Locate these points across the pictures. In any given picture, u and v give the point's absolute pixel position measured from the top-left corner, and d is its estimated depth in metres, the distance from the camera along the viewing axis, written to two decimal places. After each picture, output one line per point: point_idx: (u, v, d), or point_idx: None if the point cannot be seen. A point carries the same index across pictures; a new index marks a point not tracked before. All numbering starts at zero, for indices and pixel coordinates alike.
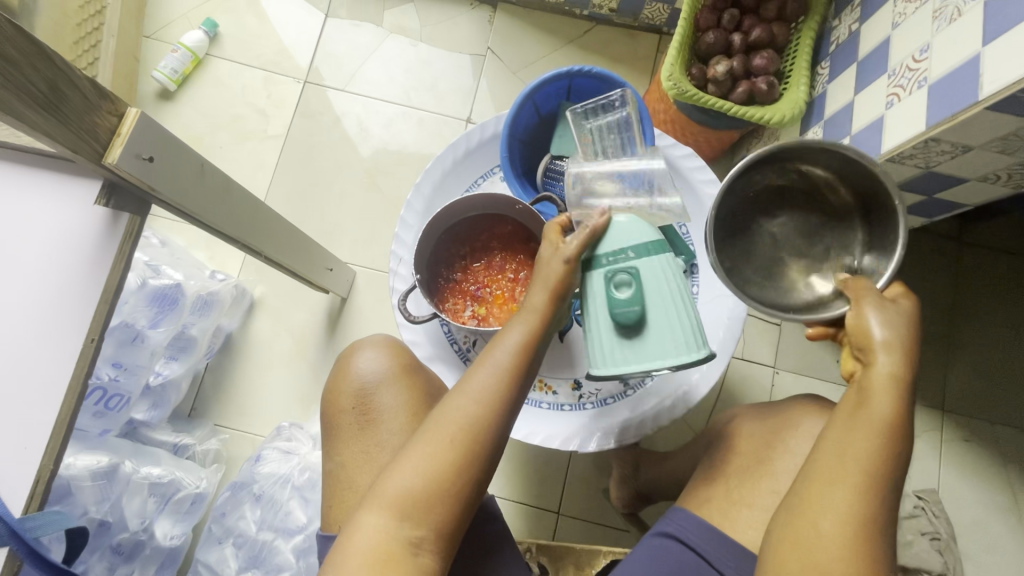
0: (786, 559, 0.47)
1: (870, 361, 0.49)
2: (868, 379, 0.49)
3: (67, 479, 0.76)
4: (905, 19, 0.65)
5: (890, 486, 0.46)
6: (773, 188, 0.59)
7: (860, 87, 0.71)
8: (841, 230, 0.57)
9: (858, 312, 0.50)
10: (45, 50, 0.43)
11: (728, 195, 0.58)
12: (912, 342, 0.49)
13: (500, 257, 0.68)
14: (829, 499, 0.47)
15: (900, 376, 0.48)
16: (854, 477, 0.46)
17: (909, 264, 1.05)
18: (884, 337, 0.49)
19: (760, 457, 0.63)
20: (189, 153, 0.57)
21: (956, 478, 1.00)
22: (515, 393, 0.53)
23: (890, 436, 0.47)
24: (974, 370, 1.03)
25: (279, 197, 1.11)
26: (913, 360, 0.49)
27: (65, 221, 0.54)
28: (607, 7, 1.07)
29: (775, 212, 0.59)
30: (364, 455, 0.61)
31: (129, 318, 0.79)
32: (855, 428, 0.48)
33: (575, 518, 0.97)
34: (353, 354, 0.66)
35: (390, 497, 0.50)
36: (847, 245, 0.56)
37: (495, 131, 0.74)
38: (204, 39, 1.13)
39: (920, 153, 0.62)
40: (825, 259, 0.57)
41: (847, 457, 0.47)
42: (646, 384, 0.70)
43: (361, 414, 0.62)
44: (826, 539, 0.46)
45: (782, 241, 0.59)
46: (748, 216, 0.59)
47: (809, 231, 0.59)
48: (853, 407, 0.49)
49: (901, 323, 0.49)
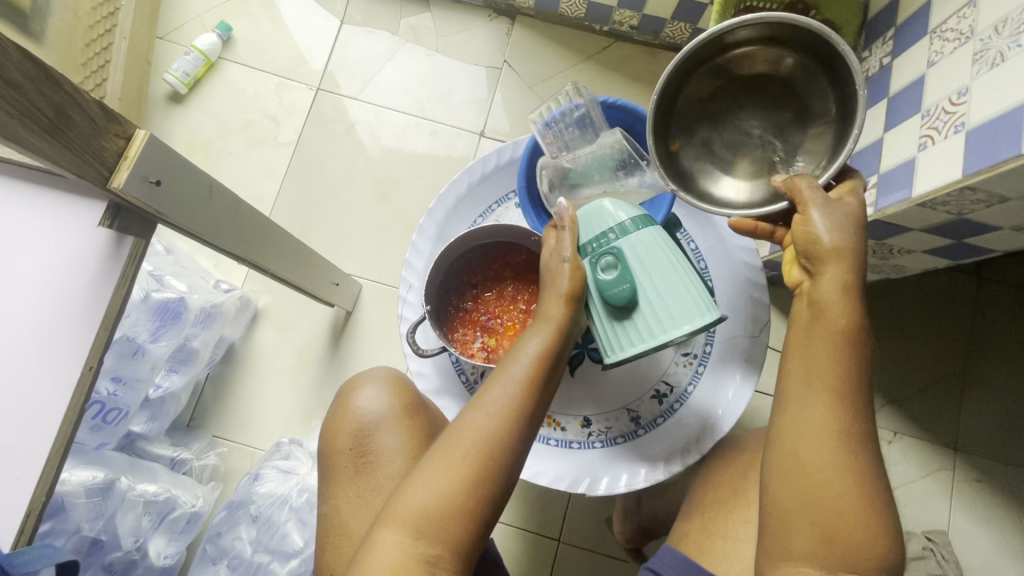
0: (784, 506, 0.48)
1: (820, 272, 0.49)
2: (818, 291, 0.49)
3: (61, 495, 0.74)
4: (942, 58, 0.63)
5: (858, 387, 0.47)
6: (744, 77, 0.57)
7: (890, 124, 0.68)
8: (818, 116, 0.55)
9: (803, 213, 0.49)
10: (51, 73, 0.41)
11: (688, 91, 0.57)
12: (861, 244, 0.49)
13: (512, 287, 0.66)
14: (804, 419, 0.48)
15: (848, 281, 0.48)
16: (824, 395, 0.47)
17: (926, 297, 1.01)
18: (831, 241, 0.48)
19: (737, 489, 0.61)
20: (197, 174, 0.55)
21: (966, 520, 0.97)
22: (532, 403, 0.53)
23: (849, 341, 0.47)
24: (989, 408, 0.99)
25: (286, 206, 1.09)
26: (861, 264, 0.48)
27: (67, 243, 0.52)
28: (628, 24, 1.05)
29: (748, 104, 0.58)
30: (360, 500, 0.60)
31: (129, 331, 0.77)
32: (814, 343, 0.48)
33: (575, 547, 0.95)
34: (352, 391, 0.64)
35: (407, 513, 0.49)
36: (818, 140, 0.54)
37: (512, 156, 0.72)
38: (218, 42, 1.12)
39: (953, 201, 0.59)
40: (802, 149, 0.55)
41: (813, 376, 0.48)
42: (658, 425, 0.68)
43: (359, 458, 0.61)
44: (809, 465, 0.47)
45: (756, 135, 0.57)
46: (718, 112, 0.58)
47: (785, 122, 0.57)
48: (810, 322, 0.49)
49: (845, 221, 0.49)
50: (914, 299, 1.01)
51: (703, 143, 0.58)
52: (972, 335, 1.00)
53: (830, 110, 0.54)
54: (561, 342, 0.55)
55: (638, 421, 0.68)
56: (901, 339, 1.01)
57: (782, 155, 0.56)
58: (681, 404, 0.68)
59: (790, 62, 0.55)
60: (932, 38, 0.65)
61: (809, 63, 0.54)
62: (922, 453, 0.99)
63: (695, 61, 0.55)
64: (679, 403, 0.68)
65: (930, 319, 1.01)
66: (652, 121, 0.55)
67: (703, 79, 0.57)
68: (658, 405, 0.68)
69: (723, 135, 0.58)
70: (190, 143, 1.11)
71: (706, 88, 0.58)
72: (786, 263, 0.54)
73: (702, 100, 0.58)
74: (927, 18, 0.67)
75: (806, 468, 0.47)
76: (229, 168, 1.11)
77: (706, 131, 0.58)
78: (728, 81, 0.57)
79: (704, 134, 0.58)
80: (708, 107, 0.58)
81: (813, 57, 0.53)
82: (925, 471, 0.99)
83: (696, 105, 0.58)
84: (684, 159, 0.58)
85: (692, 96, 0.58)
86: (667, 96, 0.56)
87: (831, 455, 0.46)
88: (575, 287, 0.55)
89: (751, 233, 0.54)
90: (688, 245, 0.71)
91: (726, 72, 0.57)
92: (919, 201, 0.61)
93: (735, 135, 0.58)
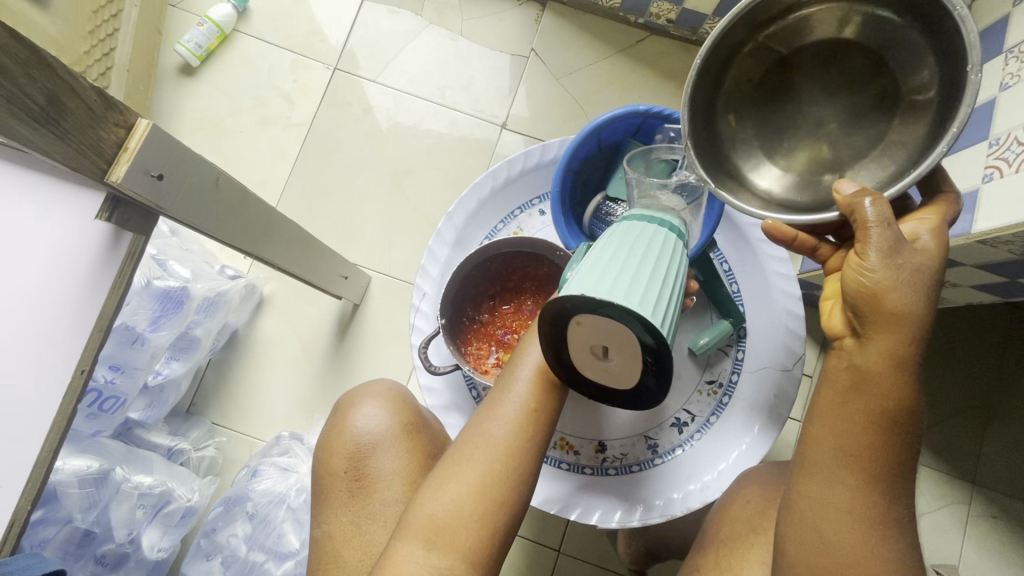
0: (799, 564, 0.46)
1: (868, 337, 0.41)
2: (863, 359, 0.42)
3: (54, 484, 0.73)
4: (1017, 82, 0.57)
5: (886, 462, 0.43)
6: (818, 47, 0.44)
7: (952, 148, 0.63)
8: (912, 102, 0.41)
9: (858, 252, 0.41)
10: (45, 57, 0.38)
11: (743, 62, 0.46)
12: (927, 307, 0.40)
13: (531, 301, 0.63)
14: (838, 494, 0.43)
15: (901, 354, 0.41)
16: (862, 474, 0.43)
17: (955, 325, 0.96)
18: (891, 301, 0.40)
19: (755, 526, 0.56)
20: (205, 165, 0.50)
21: (981, 556, 0.92)
22: (541, 409, 0.50)
23: (887, 420, 0.42)
24: (1013, 445, 0.93)
25: (295, 189, 1.05)
26: (920, 335, 0.41)
27: (60, 238, 0.49)
28: (665, 17, 0.98)
29: (820, 83, 0.45)
30: (354, 527, 0.58)
31: (129, 321, 0.73)
32: (854, 413, 0.42)
33: (575, 559, 0.93)
34: (351, 408, 0.62)
35: (421, 525, 0.47)
36: (906, 131, 0.41)
37: (539, 160, 0.68)
38: (232, 14, 1.06)
39: (1019, 241, 0.54)
40: (881, 146, 0.42)
41: (845, 452, 0.43)
42: (676, 455, 0.65)
43: (355, 481, 0.59)
44: (838, 544, 0.44)
45: (826, 125, 0.45)
46: (777, 91, 0.46)
47: (865, 109, 0.44)
48: (846, 391, 0.43)
49: (911, 277, 0.40)
50: (945, 325, 0.96)
51: (758, 131, 0.47)
52: (999, 368, 0.95)
53: (929, 94, 0.40)
54: None
55: (656, 449, 0.65)
56: (925, 368, 0.95)
57: (853, 150, 0.44)
58: (701, 435, 0.65)
59: (879, 25, 0.41)
60: (1008, 57, 0.60)
61: (906, 28, 0.40)
62: (938, 484, 0.93)
63: (745, 29, 0.44)
64: (699, 433, 0.65)
65: (960, 348, 0.96)
66: (688, 103, 0.44)
67: (759, 49, 0.45)
68: (678, 434, 0.65)
69: (780, 121, 0.46)
70: (201, 119, 1.07)
71: (765, 57, 0.46)
72: (827, 296, 0.46)
73: (759, 77, 0.46)
74: (1005, 35, 0.61)
75: (829, 540, 0.44)
76: (239, 148, 1.06)
77: (760, 116, 0.47)
78: (795, 51, 0.45)
79: (759, 119, 0.47)
80: (767, 83, 0.46)
81: (914, 19, 0.40)
82: (940, 503, 0.93)
83: (748, 81, 0.46)
84: (732, 152, 0.47)
85: (744, 72, 0.46)
86: (709, 70, 0.45)
87: (857, 519, 0.43)
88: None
89: (788, 242, 0.47)
90: (720, 264, 0.67)
91: (793, 40, 0.45)
92: (978, 238, 0.56)
93: (802, 124, 0.46)
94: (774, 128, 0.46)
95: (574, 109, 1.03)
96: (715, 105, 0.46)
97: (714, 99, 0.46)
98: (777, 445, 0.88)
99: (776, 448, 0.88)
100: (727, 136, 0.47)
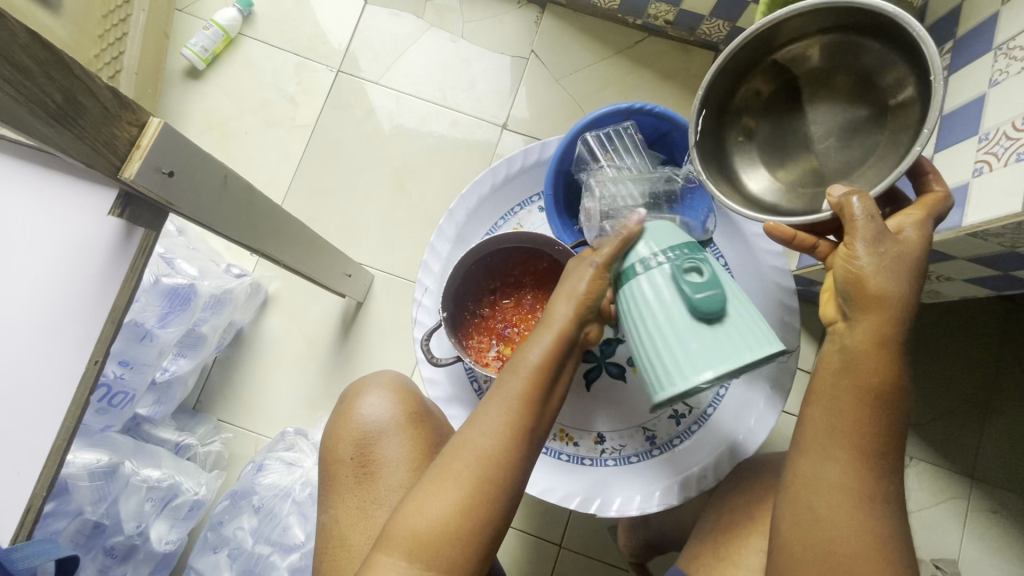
0: (791, 546, 0.47)
1: (856, 319, 0.43)
2: (852, 341, 0.43)
3: (65, 477, 0.75)
4: (1005, 78, 0.59)
5: (876, 438, 0.44)
6: (811, 72, 0.48)
7: (943, 144, 0.64)
8: (898, 112, 0.44)
9: (846, 244, 0.42)
10: (64, 58, 0.39)
11: (743, 87, 0.50)
12: (910, 293, 0.42)
13: (531, 295, 0.64)
14: (829, 476, 0.44)
15: (886, 335, 0.42)
16: (852, 455, 0.44)
17: (953, 321, 0.97)
18: (875, 285, 0.42)
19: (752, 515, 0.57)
20: (213, 165, 0.52)
21: (980, 551, 0.92)
22: (532, 422, 0.49)
23: (874, 401, 0.43)
24: (1010, 441, 0.94)
25: (300, 190, 1.07)
26: (903, 318, 0.42)
27: (76, 233, 0.50)
28: (663, 18, 1.00)
29: (816, 104, 0.49)
30: (359, 512, 0.59)
31: (138, 316, 0.75)
32: (844, 394, 0.44)
33: (576, 554, 0.94)
34: (357, 397, 0.63)
35: (402, 537, 0.46)
36: (894, 140, 0.44)
37: (538, 158, 0.69)
38: (238, 18, 1.09)
39: (1008, 234, 0.55)
40: (875, 154, 0.45)
41: (837, 431, 0.44)
42: (674, 447, 0.66)
43: (360, 467, 0.60)
44: (829, 525, 0.44)
45: (823, 141, 0.48)
46: (778, 113, 0.50)
47: (858, 123, 0.47)
48: (838, 373, 0.44)
49: (896, 264, 0.42)
50: (943, 321, 0.97)
51: (762, 149, 0.50)
52: (996, 365, 0.96)
53: (911, 105, 0.43)
54: (562, 351, 0.50)
55: (654, 440, 0.66)
56: (922, 365, 0.96)
57: (851, 160, 0.46)
58: (698, 427, 0.66)
59: (862, 49, 0.45)
60: (997, 54, 0.61)
61: (885, 49, 0.44)
62: (936, 479, 0.94)
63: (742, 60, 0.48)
64: (697, 425, 0.66)
65: (957, 345, 0.96)
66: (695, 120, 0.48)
67: (758, 77, 0.49)
68: (675, 425, 0.66)
69: (784, 139, 0.50)
70: (207, 120, 1.09)
71: (763, 85, 0.50)
72: (824, 289, 0.47)
73: (761, 102, 0.50)
74: (994, 32, 0.62)
75: (821, 521, 0.45)
76: (244, 149, 1.08)
77: (764, 135, 0.50)
78: (790, 78, 0.49)
79: (767, 139, 0.50)
80: (771, 106, 0.50)
81: (887, 40, 0.43)
82: (939, 498, 0.94)
83: (749, 104, 0.50)
84: (734, 164, 0.50)
85: (747, 98, 0.50)
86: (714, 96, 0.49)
87: (849, 501, 0.44)
88: (592, 292, 0.50)
89: (787, 242, 0.47)
90: (717, 260, 0.68)
91: (789, 69, 0.49)
92: (969, 231, 0.57)
93: (801, 141, 0.49)
94: (780, 147, 0.50)
95: (573, 108, 1.05)
96: (721, 130, 0.50)
97: (719, 120, 0.50)
98: (776, 439, 0.89)
99: (774, 442, 0.88)
100: (732, 153, 0.50)
